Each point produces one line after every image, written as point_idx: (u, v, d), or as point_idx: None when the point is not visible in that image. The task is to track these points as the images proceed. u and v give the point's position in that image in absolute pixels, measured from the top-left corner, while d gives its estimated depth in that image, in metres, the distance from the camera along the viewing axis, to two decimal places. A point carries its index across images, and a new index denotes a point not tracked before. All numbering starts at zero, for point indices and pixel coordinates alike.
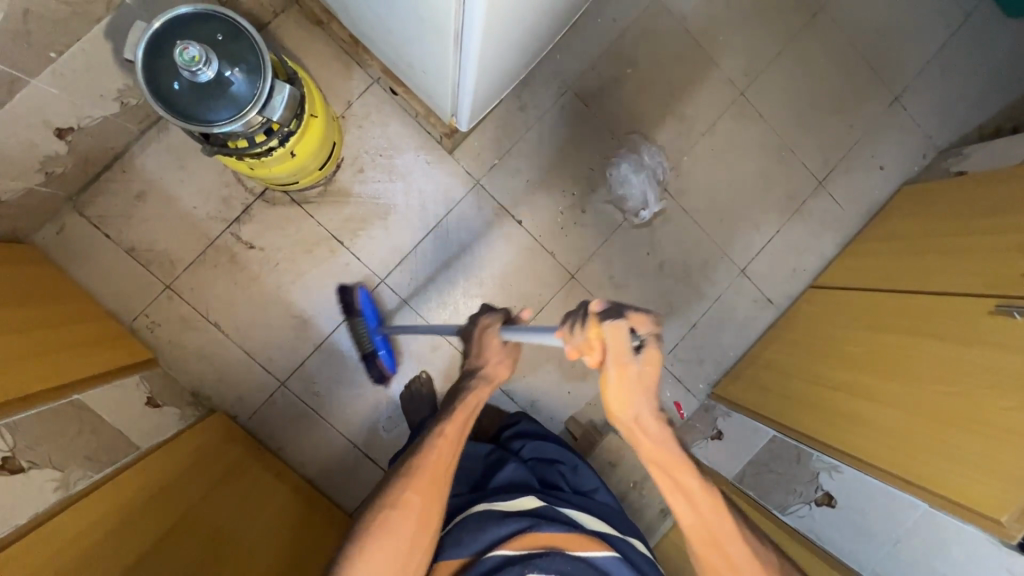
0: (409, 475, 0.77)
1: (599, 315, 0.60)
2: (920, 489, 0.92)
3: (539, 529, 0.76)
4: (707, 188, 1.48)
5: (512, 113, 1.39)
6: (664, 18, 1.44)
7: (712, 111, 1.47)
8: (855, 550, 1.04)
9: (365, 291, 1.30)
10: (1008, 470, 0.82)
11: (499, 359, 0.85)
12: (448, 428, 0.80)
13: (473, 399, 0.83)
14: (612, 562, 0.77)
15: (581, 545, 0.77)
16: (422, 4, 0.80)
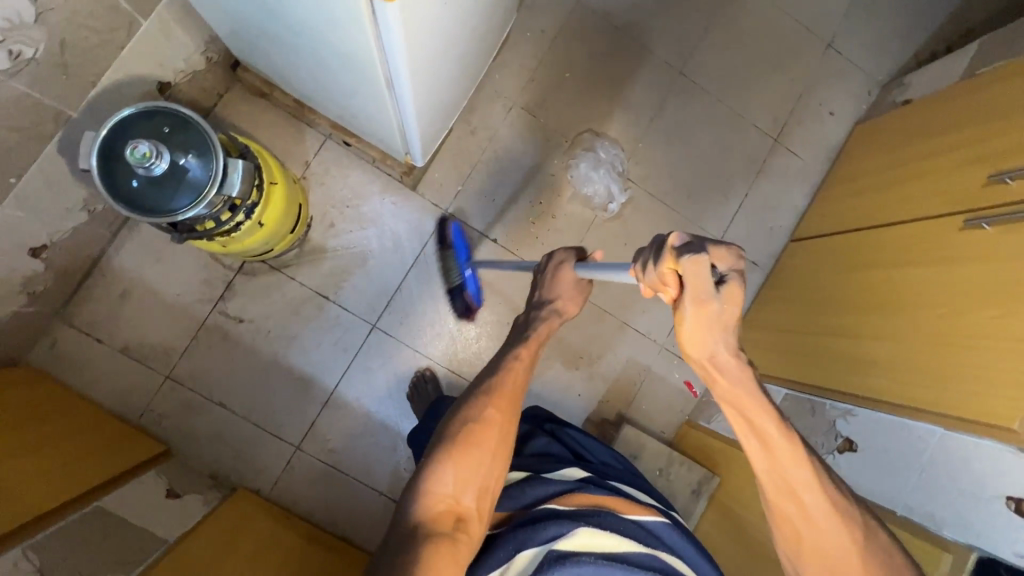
0: (489, 391, 0.76)
1: (675, 250, 0.59)
2: (925, 413, 0.93)
3: (586, 491, 0.77)
4: (669, 168, 1.51)
5: (465, 138, 1.43)
6: (590, 19, 1.49)
7: (656, 95, 1.51)
8: (886, 491, 0.98)
9: (458, 224, 1.37)
10: (1009, 376, 0.82)
11: (572, 297, 0.87)
12: (524, 351, 0.81)
13: (546, 328, 0.85)
14: (661, 527, 0.76)
15: (631, 509, 0.77)
16: (350, 59, 0.83)
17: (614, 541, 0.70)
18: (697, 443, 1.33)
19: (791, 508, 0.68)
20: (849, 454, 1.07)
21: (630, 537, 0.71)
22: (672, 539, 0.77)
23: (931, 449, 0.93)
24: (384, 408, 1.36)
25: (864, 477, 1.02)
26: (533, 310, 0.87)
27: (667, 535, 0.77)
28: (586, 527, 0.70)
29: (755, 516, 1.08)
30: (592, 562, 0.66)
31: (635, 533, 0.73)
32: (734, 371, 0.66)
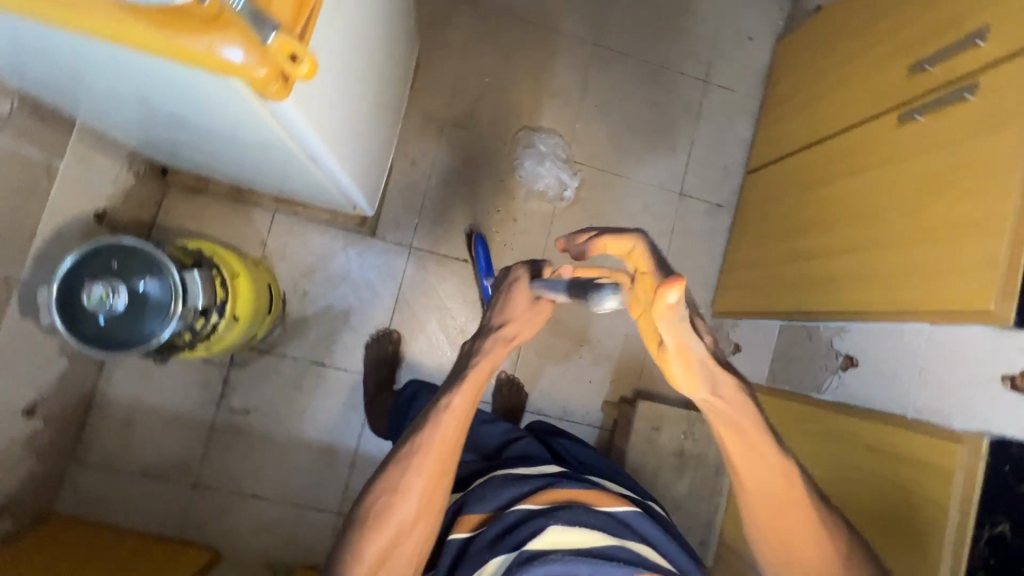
0: (410, 452, 0.68)
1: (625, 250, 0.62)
2: (900, 312, 0.95)
3: (557, 486, 0.77)
4: (611, 139, 1.52)
5: (408, 171, 1.43)
6: (492, 18, 1.48)
7: (578, 72, 1.52)
8: (890, 399, 0.96)
9: (479, 241, 1.38)
10: (971, 259, 0.84)
11: (529, 321, 0.74)
12: (455, 400, 0.69)
13: (486, 364, 0.71)
14: (634, 516, 0.76)
15: (605, 501, 0.77)
16: (266, 149, 0.84)
17: (583, 536, 0.68)
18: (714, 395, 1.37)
19: (786, 532, 0.63)
20: (851, 370, 1.05)
21: (600, 529, 0.70)
22: (645, 528, 0.76)
23: (924, 348, 0.92)
24: None
25: (865, 390, 1.00)
26: (479, 336, 0.74)
27: (641, 524, 0.76)
28: (554, 526, 0.69)
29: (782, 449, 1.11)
30: (561, 558, 0.65)
31: (605, 525, 0.71)
32: (735, 400, 0.62)
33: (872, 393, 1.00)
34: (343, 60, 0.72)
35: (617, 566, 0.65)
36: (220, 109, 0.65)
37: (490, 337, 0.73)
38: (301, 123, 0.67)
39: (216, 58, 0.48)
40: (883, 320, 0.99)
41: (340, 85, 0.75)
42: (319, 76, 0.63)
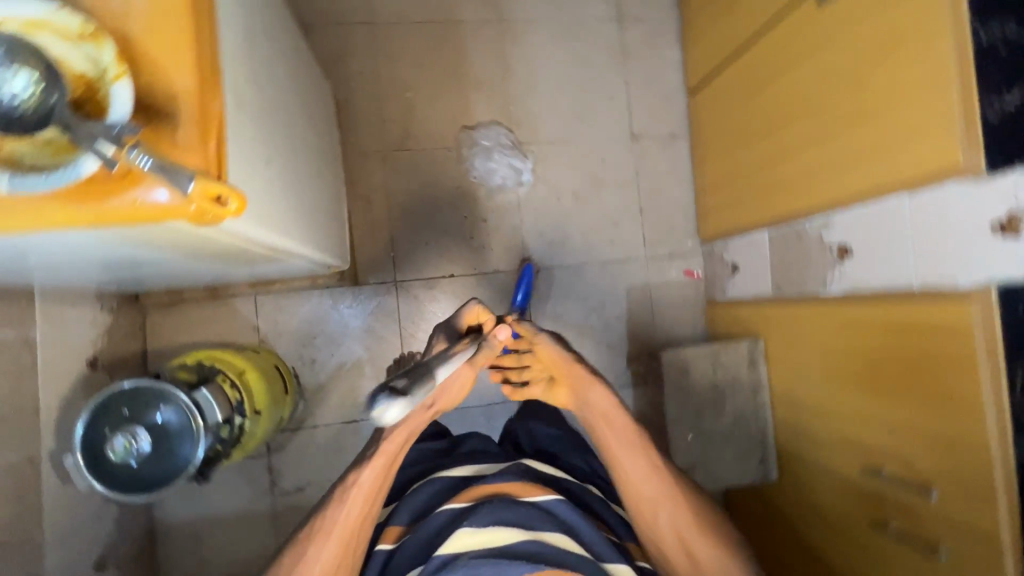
0: (324, 525, 0.75)
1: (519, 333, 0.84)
2: (873, 192, 0.95)
3: (482, 483, 0.82)
4: (549, 108, 1.50)
5: (367, 209, 1.41)
6: (393, 32, 1.45)
7: (495, 54, 1.49)
8: (893, 277, 0.94)
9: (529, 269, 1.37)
10: (920, 121, 0.84)
11: (458, 385, 0.79)
12: (365, 476, 0.76)
13: (392, 446, 0.77)
14: (558, 505, 0.79)
15: (528, 492, 0.80)
16: (226, 257, 0.83)
17: (491, 534, 0.73)
18: (731, 318, 1.40)
19: (652, 511, 0.83)
20: (848, 260, 1.03)
21: (512, 525, 0.74)
22: (566, 515, 0.78)
23: (909, 218, 0.89)
24: None
25: (868, 275, 0.99)
26: None
27: (563, 509, 0.78)
28: (464, 528, 0.73)
29: (807, 351, 1.14)
30: (467, 560, 0.69)
31: (518, 520, 0.75)
32: (606, 405, 0.87)
33: (875, 276, 0.98)
34: (266, 149, 0.71)
35: (519, 561, 0.69)
36: (163, 242, 0.64)
37: (415, 402, 0.77)
38: (246, 228, 0.66)
39: (138, 211, 0.48)
40: (862, 204, 0.98)
41: (272, 174, 0.73)
42: (249, 180, 0.62)
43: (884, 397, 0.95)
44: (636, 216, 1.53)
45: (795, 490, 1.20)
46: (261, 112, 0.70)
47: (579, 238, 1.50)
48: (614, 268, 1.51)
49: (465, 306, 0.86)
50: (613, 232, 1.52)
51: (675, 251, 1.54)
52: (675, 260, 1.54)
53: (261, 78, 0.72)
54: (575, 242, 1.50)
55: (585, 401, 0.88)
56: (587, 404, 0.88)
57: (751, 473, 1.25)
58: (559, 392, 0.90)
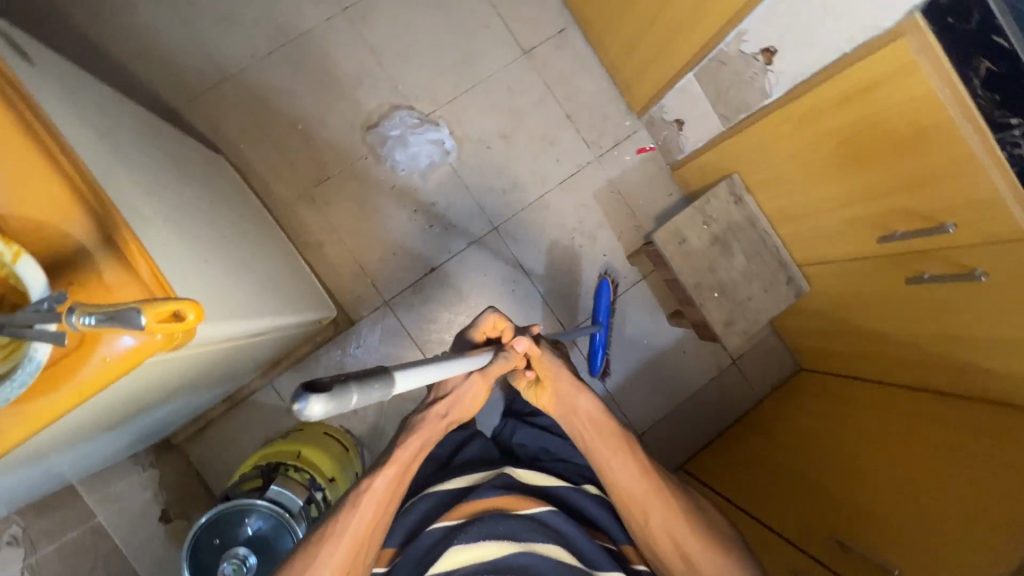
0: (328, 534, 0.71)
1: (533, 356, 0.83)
2: None
3: (473, 499, 0.76)
4: (435, 68, 1.45)
5: (323, 251, 1.39)
6: (254, 76, 1.39)
7: (359, 46, 1.43)
8: (824, 52, 0.92)
9: (606, 285, 1.40)
10: None
11: (470, 397, 0.79)
12: (382, 478, 0.74)
13: (411, 450, 0.76)
14: (551, 515, 0.75)
15: (522, 503, 0.76)
16: (218, 363, 0.81)
17: (485, 549, 0.68)
18: (699, 170, 1.39)
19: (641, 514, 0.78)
20: (776, 58, 1.01)
21: (508, 537, 0.70)
22: (562, 525, 0.75)
23: None
24: None
25: (801, 63, 0.97)
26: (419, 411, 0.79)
27: (557, 519, 0.75)
28: (454, 548, 0.68)
29: (778, 161, 1.13)
30: None
31: (514, 530, 0.71)
32: (587, 416, 0.84)
33: (807, 60, 0.96)
34: (193, 248, 0.68)
35: None
36: (149, 384, 0.62)
37: (429, 411, 0.79)
38: (215, 331, 0.63)
39: (116, 364, 0.47)
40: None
41: (213, 269, 0.71)
42: (190, 285, 0.59)
43: (879, 161, 0.93)
44: (568, 124, 1.50)
45: (830, 288, 1.22)
46: (171, 216, 0.68)
47: (526, 172, 1.48)
48: (573, 183, 1.50)
49: (482, 314, 0.84)
50: (555, 151, 1.49)
51: (619, 137, 1.52)
52: (624, 145, 1.52)
53: (154, 184, 0.69)
54: (525, 178, 1.47)
55: (572, 408, 0.85)
56: (574, 410, 0.85)
57: (786, 294, 1.26)
58: (543, 396, 0.86)
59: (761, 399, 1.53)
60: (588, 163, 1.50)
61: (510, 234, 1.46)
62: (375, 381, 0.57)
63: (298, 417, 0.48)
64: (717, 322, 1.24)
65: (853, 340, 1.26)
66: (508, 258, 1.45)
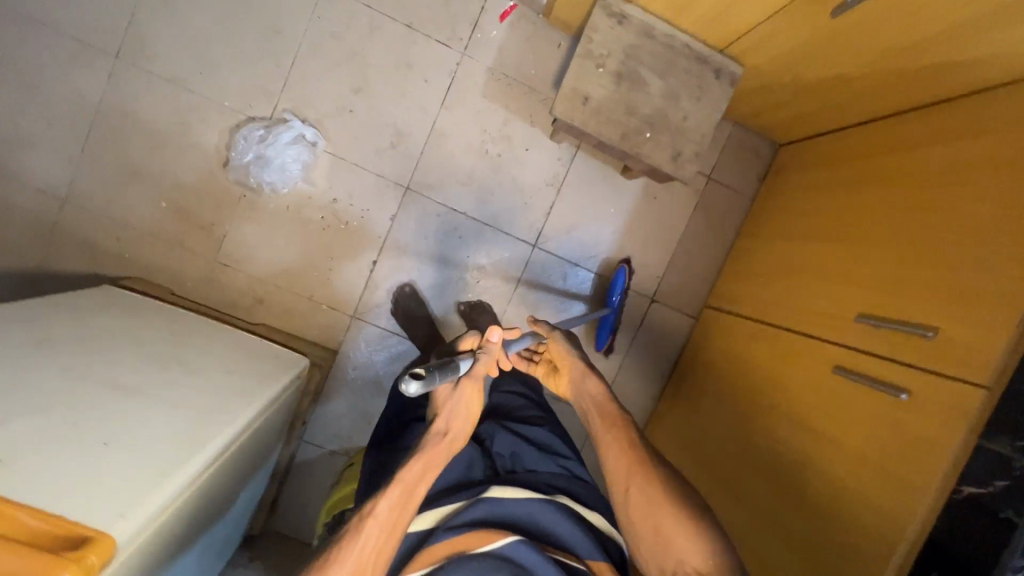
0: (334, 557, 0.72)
1: (550, 343, 0.98)
2: None
3: (435, 541, 0.77)
4: (245, 62, 1.25)
5: (269, 306, 1.32)
6: (89, 182, 1.25)
7: (159, 88, 1.24)
8: None
9: (625, 270, 1.32)
10: None
11: (465, 403, 0.83)
12: (392, 499, 0.75)
13: (418, 465, 0.78)
14: (516, 546, 0.75)
15: (487, 538, 0.76)
16: (207, 495, 0.80)
17: None
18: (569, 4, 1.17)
19: (625, 488, 0.79)
20: None
21: None
22: (526, 556, 0.74)
23: None
24: None
25: None
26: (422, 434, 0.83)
27: (522, 551, 0.74)
28: None
29: None
30: None
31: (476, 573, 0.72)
32: (593, 394, 0.91)
33: None
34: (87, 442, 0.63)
35: None
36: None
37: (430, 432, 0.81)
38: (153, 508, 0.61)
39: None
40: None
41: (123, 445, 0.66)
42: (83, 504, 0.56)
43: None
44: (413, 36, 1.28)
45: (765, 57, 1.04)
46: (40, 430, 0.62)
47: (403, 114, 1.30)
48: (455, 95, 1.31)
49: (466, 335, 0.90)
50: (418, 73, 1.29)
51: (474, 16, 1.29)
52: (483, 21, 1.29)
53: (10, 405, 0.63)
54: (406, 120, 1.30)
55: (579, 389, 0.93)
56: (581, 393, 0.93)
57: (722, 88, 1.09)
58: (560, 379, 0.99)
59: (754, 197, 1.41)
60: (458, 64, 1.30)
61: (426, 184, 1.33)
62: (452, 371, 0.72)
63: (400, 390, 0.64)
64: (665, 162, 1.09)
65: (838, 131, 1.15)
66: (437, 210, 1.34)
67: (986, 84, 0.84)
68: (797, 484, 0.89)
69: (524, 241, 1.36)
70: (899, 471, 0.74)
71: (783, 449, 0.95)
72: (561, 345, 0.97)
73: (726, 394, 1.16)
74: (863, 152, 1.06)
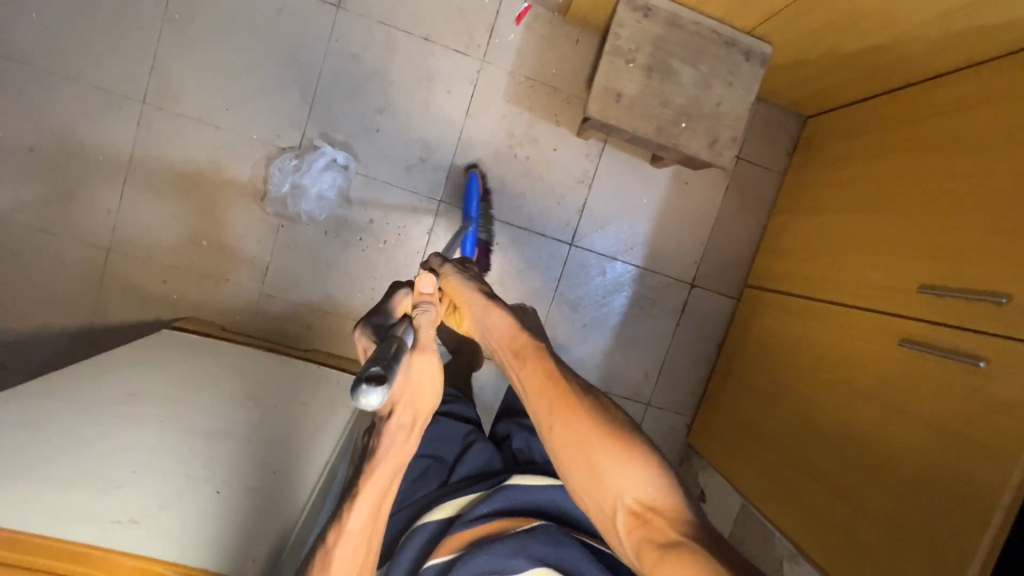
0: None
1: (446, 284, 0.82)
2: None
3: (459, 530, 0.80)
4: (269, 93, 1.25)
5: (317, 331, 1.34)
6: (130, 229, 1.27)
7: (189, 129, 1.25)
8: None
9: (473, 174, 1.28)
10: None
11: (424, 382, 0.66)
12: (354, 513, 0.65)
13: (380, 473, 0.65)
14: (541, 528, 0.78)
15: (513, 524, 0.79)
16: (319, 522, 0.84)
17: None
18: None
19: (548, 427, 0.63)
20: None
21: (494, 565, 0.73)
22: (551, 537, 0.76)
23: None
24: (602, 332, 1.41)
25: None
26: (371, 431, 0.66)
27: (548, 532, 0.77)
28: None
29: None
30: None
31: (502, 554, 0.74)
32: (499, 326, 0.75)
33: None
34: (203, 494, 0.71)
35: None
36: None
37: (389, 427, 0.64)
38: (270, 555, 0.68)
39: None
40: None
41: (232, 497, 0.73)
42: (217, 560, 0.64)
43: None
44: (431, 48, 1.28)
45: (793, 34, 1.04)
46: (162, 499, 0.68)
47: (428, 127, 1.30)
48: (479, 101, 1.31)
49: (393, 297, 0.74)
50: (440, 84, 1.29)
51: (490, 21, 1.28)
52: (499, 26, 1.29)
53: (129, 482, 0.68)
54: (433, 133, 1.30)
55: (483, 323, 0.77)
56: (486, 327, 0.76)
57: (753, 69, 1.08)
58: (463, 319, 0.82)
59: (784, 172, 1.41)
60: (479, 72, 1.30)
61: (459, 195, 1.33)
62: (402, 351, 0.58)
63: (355, 405, 0.49)
64: (701, 150, 1.08)
65: (871, 97, 1.14)
66: None
67: None
68: (869, 452, 0.91)
69: (560, 241, 1.37)
70: (986, 437, 0.75)
71: (852, 421, 0.95)
72: (460, 280, 0.81)
73: (783, 376, 1.16)
74: (902, 115, 1.05)
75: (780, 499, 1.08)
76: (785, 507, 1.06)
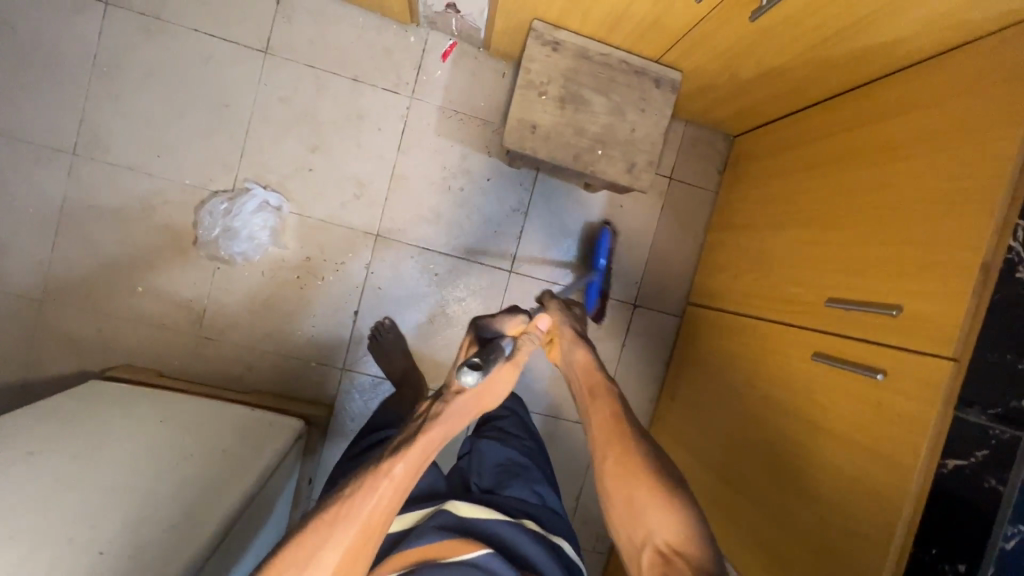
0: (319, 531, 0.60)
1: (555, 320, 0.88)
2: None
3: (408, 545, 0.78)
4: (200, 139, 1.27)
5: (259, 370, 1.33)
6: (62, 279, 1.26)
7: (120, 178, 1.26)
8: None
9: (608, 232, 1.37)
10: None
11: (500, 383, 0.72)
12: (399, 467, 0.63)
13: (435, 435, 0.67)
14: (490, 557, 0.75)
15: (463, 548, 0.77)
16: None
17: None
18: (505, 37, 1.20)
19: (610, 456, 0.71)
20: None
21: None
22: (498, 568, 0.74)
23: None
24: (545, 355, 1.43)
25: None
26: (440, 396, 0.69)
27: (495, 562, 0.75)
28: None
29: None
30: None
31: None
32: (585, 365, 0.83)
33: None
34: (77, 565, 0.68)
35: None
36: None
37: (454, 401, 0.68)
38: None
39: None
40: None
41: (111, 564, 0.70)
42: None
43: None
44: (360, 89, 1.30)
45: (698, 61, 1.07)
46: (33, 569, 0.66)
47: (361, 164, 1.32)
48: (410, 137, 1.33)
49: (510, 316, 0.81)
50: (370, 122, 1.31)
51: (417, 60, 1.31)
52: (426, 64, 1.32)
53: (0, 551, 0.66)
54: (366, 170, 1.32)
55: (568, 359, 0.85)
56: (570, 364, 0.85)
57: (664, 95, 1.12)
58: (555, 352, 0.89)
59: (717, 189, 1.43)
60: (408, 108, 1.32)
61: (395, 228, 1.34)
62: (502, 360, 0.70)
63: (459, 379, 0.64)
64: (620, 175, 1.11)
65: (787, 114, 1.17)
66: (409, 252, 1.35)
67: (916, 57, 0.85)
68: (792, 466, 0.91)
69: (499, 268, 1.37)
70: (892, 450, 0.75)
71: (777, 435, 0.95)
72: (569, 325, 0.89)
73: (719, 394, 1.17)
74: (816, 132, 1.07)
75: (724, 516, 1.06)
76: (728, 524, 1.04)
